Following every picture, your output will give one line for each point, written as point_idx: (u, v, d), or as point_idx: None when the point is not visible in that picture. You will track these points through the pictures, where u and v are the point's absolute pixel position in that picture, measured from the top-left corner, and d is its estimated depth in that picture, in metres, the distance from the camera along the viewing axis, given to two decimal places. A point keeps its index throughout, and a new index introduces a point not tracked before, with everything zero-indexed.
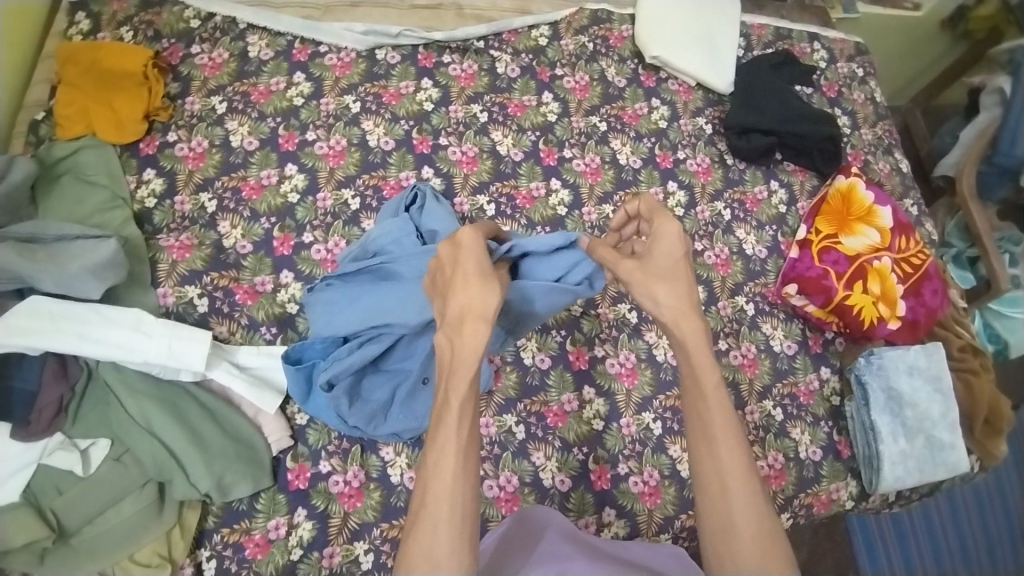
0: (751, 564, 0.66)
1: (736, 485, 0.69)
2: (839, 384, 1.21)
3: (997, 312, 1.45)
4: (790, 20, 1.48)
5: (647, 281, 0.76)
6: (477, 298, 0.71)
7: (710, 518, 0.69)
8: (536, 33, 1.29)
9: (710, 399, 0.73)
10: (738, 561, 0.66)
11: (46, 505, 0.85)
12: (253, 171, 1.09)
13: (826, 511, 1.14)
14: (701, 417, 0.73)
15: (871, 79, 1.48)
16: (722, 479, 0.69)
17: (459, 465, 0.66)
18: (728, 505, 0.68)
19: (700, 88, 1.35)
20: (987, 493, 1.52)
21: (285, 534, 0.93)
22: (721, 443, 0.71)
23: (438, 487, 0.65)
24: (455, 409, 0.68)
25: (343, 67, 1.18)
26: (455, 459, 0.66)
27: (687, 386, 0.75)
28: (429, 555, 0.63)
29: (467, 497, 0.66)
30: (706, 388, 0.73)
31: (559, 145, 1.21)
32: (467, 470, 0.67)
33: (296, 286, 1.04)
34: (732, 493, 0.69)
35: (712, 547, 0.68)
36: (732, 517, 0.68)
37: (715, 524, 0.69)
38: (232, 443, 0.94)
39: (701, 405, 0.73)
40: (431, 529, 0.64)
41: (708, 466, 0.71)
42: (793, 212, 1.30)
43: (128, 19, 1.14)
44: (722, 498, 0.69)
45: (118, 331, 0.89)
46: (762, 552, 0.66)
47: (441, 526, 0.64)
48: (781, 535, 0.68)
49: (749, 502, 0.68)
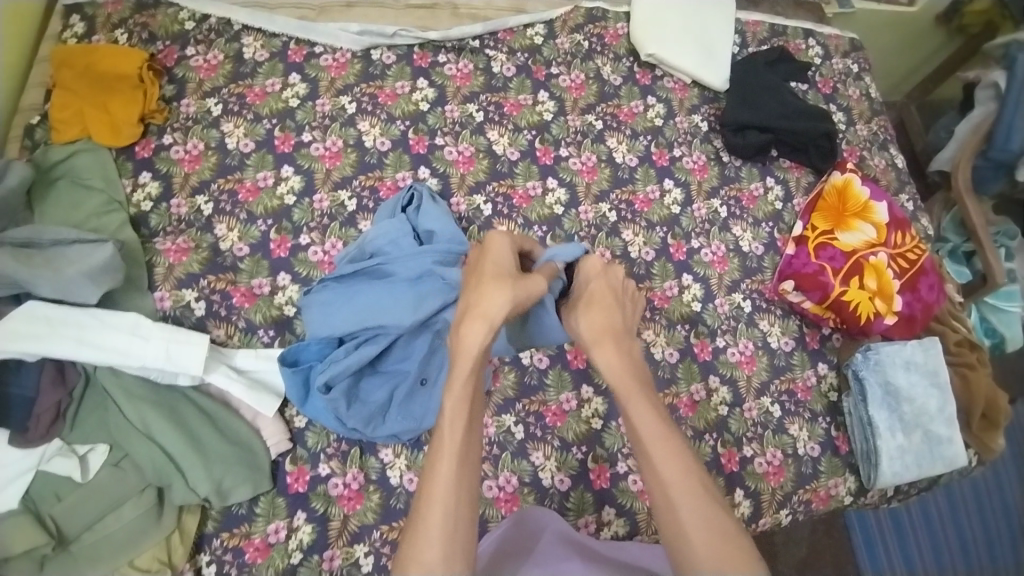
0: (705, 563, 0.66)
1: (679, 490, 0.71)
2: (837, 381, 1.21)
3: (993, 306, 1.46)
4: (786, 16, 1.48)
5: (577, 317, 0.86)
6: (486, 298, 0.76)
7: (662, 527, 0.71)
8: (531, 31, 1.29)
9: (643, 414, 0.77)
10: (695, 562, 0.67)
11: (45, 511, 0.86)
12: (249, 173, 1.08)
13: (825, 508, 1.15)
14: (638, 432, 0.77)
15: (867, 75, 1.48)
16: (665, 487, 0.72)
17: (454, 468, 0.68)
18: (673, 507, 0.70)
19: (696, 86, 1.35)
20: (985, 487, 1.53)
21: (285, 537, 0.93)
22: (656, 451, 0.74)
23: (433, 490, 0.66)
24: (451, 413, 0.71)
25: (339, 68, 1.18)
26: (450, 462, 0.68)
27: (623, 407, 0.79)
28: (420, 557, 0.62)
29: (463, 500, 0.66)
30: (641, 404, 0.78)
31: (555, 144, 1.21)
32: (463, 474, 0.68)
33: (293, 288, 1.04)
34: (677, 498, 0.71)
35: (670, 556, 0.69)
36: (679, 519, 0.70)
37: (668, 532, 0.70)
38: (231, 447, 0.94)
39: (634, 418, 0.77)
40: (425, 533, 0.63)
41: (652, 478, 0.73)
42: (789, 208, 1.30)
43: (122, 21, 1.14)
44: (666, 502, 0.71)
45: (115, 335, 0.89)
46: (713, 549, 0.67)
47: (435, 526, 0.64)
48: (736, 531, 0.69)
49: (694, 504, 0.70)
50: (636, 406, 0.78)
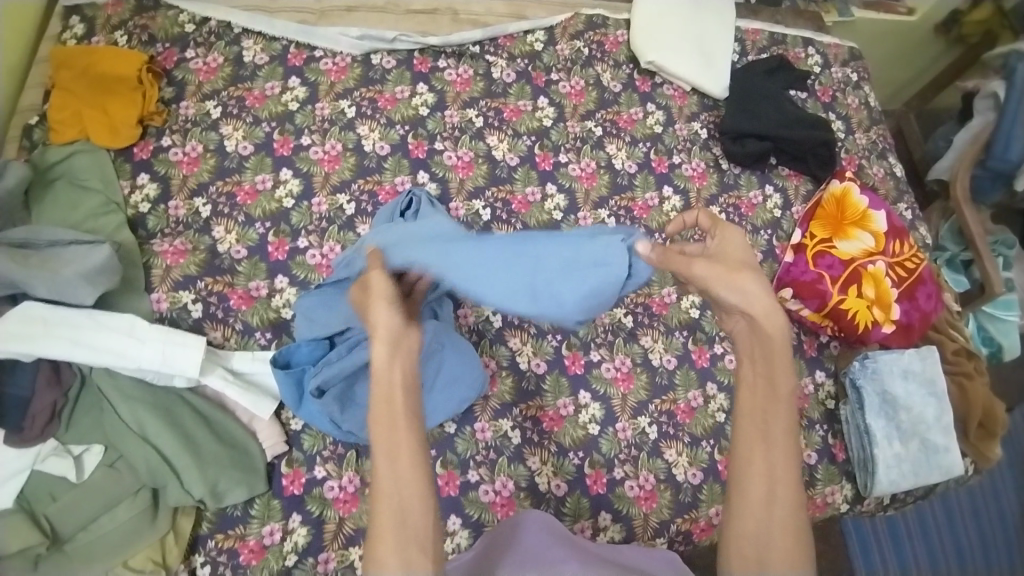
0: (778, 567, 0.67)
1: (782, 491, 0.70)
2: (834, 388, 1.21)
3: (990, 315, 1.46)
4: (785, 25, 1.48)
5: (732, 276, 0.74)
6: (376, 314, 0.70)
7: (747, 513, 0.70)
8: (531, 38, 1.29)
9: (773, 403, 0.73)
10: (766, 562, 0.68)
11: (40, 512, 0.85)
12: (247, 176, 1.08)
13: (821, 515, 1.15)
14: (761, 417, 0.73)
15: (865, 84, 1.48)
16: (771, 483, 0.70)
17: (390, 471, 0.64)
18: (769, 508, 0.69)
19: (695, 93, 1.35)
20: (982, 497, 1.53)
21: (279, 540, 0.93)
22: (776, 447, 0.71)
23: (380, 497, 0.63)
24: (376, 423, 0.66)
25: (339, 72, 1.18)
26: (385, 464, 0.64)
27: (756, 384, 0.75)
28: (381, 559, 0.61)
29: (413, 501, 0.64)
30: (774, 391, 0.74)
31: (554, 150, 1.21)
32: (404, 474, 0.64)
33: (290, 291, 1.04)
34: (779, 496, 0.70)
35: (741, 542, 0.70)
36: (771, 521, 0.69)
37: (751, 523, 0.70)
38: (227, 449, 0.93)
39: (764, 405, 0.74)
40: (379, 536, 0.62)
41: (760, 468, 0.71)
42: (788, 216, 1.30)
43: (122, 23, 1.14)
44: (765, 500, 0.70)
45: (111, 336, 0.89)
46: (790, 559, 0.68)
47: (385, 531, 0.62)
48: (811, 542, 0.69)
49: (793, 510, 0.69)
50: (768, 390, 0.74)
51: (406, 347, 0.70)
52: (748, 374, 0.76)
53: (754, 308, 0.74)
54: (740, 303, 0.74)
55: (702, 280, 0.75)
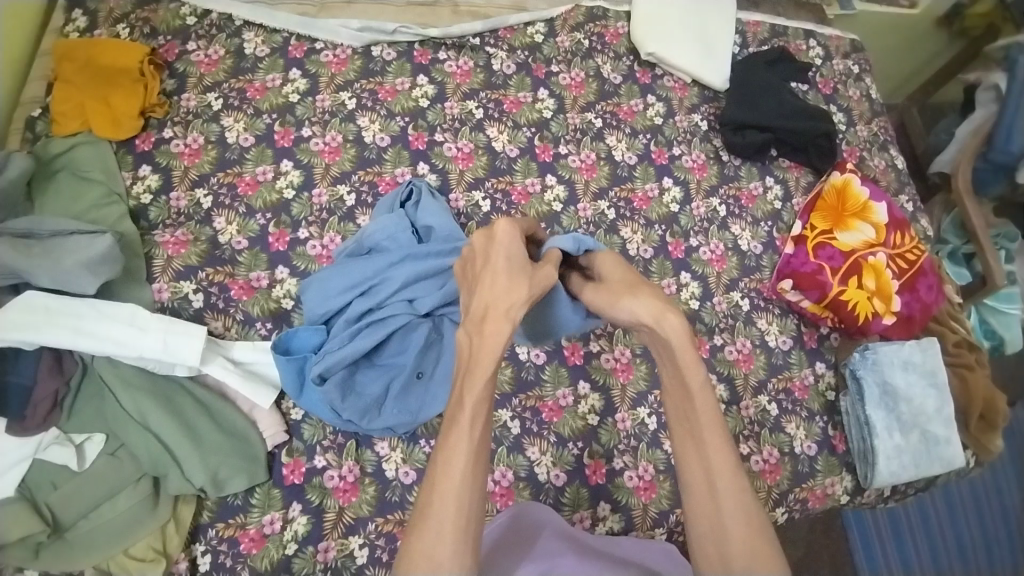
0: (741, 565, 0.65)
1: (723, 483, 0.69)
2: (834, 380, 1.21)
3: (993, 309, 1.46)
4: (786, 17, 1.48)
5: (617, 294, 0.79)
6: (497, 295, 0.75)
7: (697, 516, 0.69)
8: (532, 29, 1.29)
9: (690, 406, 0.73)
10: (730, 561, 0.65)
11: (41, 500, 0.86)
12: (248, 167, 1.09)
13: (821, 507, 1.14)
14: (687, 420, 0.73)
15: (867, 76, 1.48)
16: (710, 480, 0.69)
17: (469, 464, 0.65)
18: (716, 504, 0.68)
19: (696, 85, 1.35)
20: (984, 491, 1.52)
21: (280, 529, 0.94)
22: (707, 442, 0.71)
23: (445, 484, 0.64)
24: (471, 406, 0.68)
25: (339, 64, 1.18)
26: (466, 458, 0.65)
27: (673, 389, 0.76)
28: (431, 554, 0.60)
29: (475, 501, 0.64)
30: (690, 391, 0.74)
31: (554, 142, 1.22)
32: (476, 469, 0.66)
33: (291, 281, 1.05)
34: (718, 491, 0.68)
35: (703, 544, 0.68)
36: (721, 517, 0.67)
37: (706, 524, 0.68)
38: (227, 438, 0.94)
39: (687, 405, 0.73)
40: (437, 528, 0.62)
41: (696, 469, 0.70)
42: (789, 208, 1.30)
43: (124, 16, 1.14)
44: (709, 497, 0.68)
45: (113, 325, 0.90)
46: (753, 551, 0.65)
47: (448, 523, 0.62)
48: (771, 532, 0.67)
49: (737, 501, 0.68)
50: (686, 393, 0.74)
51: None
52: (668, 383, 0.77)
53: (642, 314, 0.77)
54: (631, 319, 0.78)
55: (596, 302, 0.81)
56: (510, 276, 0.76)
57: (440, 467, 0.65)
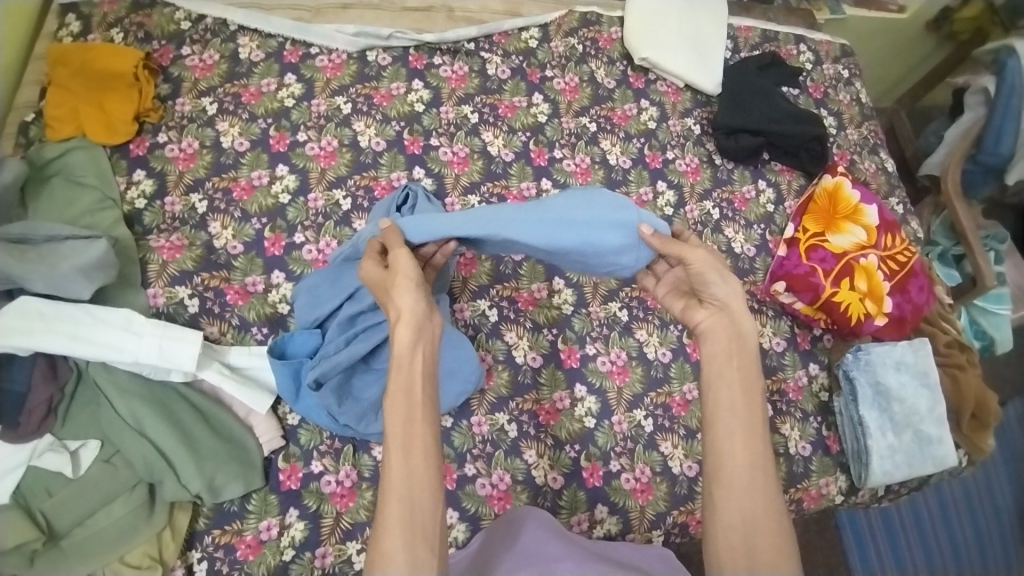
0: (766, 563, 0.67)
1: (758, 483, 0.70)
2: (828, 381, 1.22)
3: (983, 309, 1.48)
4: (777, 22, 1.50)
5: (720, 268, 0.77)
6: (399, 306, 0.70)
7: (731, 507, 0.69)
8: (526, 34, 1.30)
9: (742, 403, 0.73)
10: (755, 557, 0.67)
11: (36, 507, 0.85)
12: (244, 172, 1.09)
13: (816, 507, 1.16)
14: (736, 412, 0.73)
15: (857, 80, 1.50)
16: (751, 476, 0.70)
17: (405, 462, 0.65)
18: (751, 500, 0.69)
19: (689, 89, 1.36)
20: (976, 490, 1.54)
21: (276, 535, 0.93)
22: (753, 439, 0.72)
23: (393, 486, 0.64)
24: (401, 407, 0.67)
25: (335, 69, 1.18)
26: (397, 453, 0.65)
27: (727, 376, 0.75)
28: (381, 549, 0.61)
29: (425, 499, 0.64)
30: (745, 387, 0.74)
31: (549, 146, 1.22)
32: (414, 465, 0.65)
33: (287, 286, 1.04)
34: (757, 489, 0.70)
35: (727, 535, 0.69)
36: (753, 514, 0.69)
37: (735, 516, 0.69)
38: (223, 443, 0.94)
39: (744, 396, 0.74)
40: (386, 526, 0.62)
41: (739, 462, 0.71)
42: (781, 211, 1.31)
43: (118, 21, 1.14)
44: (747, 493, 0.70)
45: (108, 331, 0.89)
46: (774, 550, 0.67)
47: (395, 522, 0.62)
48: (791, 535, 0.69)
49: (769, 502, 0.69)
50: (742, 388, 0.74)
51: (427, 335, 0.71)
52: (719, 370, 0.76)
53: (733, 301, 0.77)
54: (726, 297, 0.77)
55: (694, 270, 0.77)
56: (392, 285, 0.72)
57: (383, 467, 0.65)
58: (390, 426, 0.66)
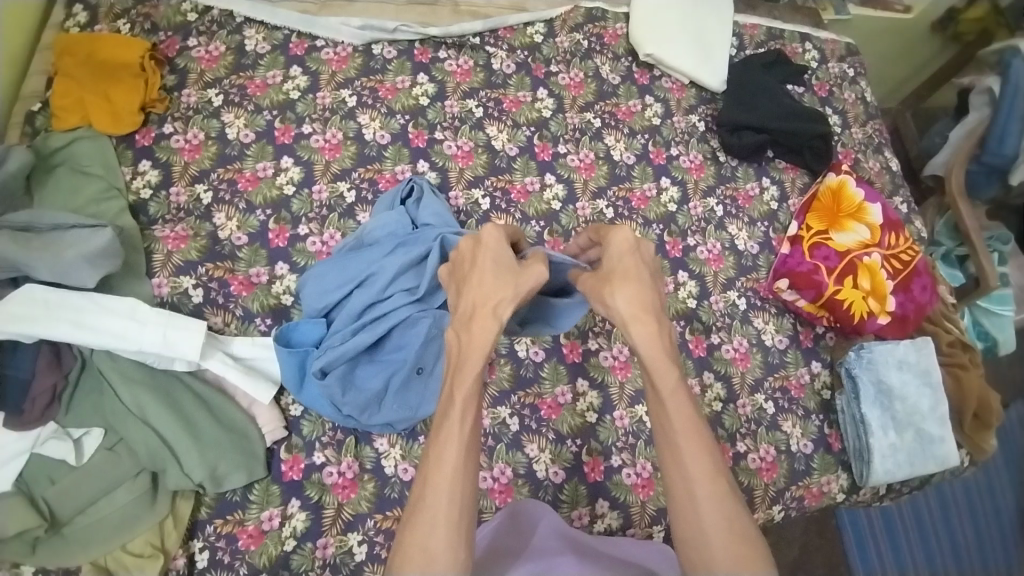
0: (725, 567, 0.65)
1: (705, 490, 0.69)
2: (830, 379, 1.22)
3: (986, 310, 1.48)
4: (783, 20, 1.50)
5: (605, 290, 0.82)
6: (488, 296, 0.78)
7: (680, 521, 0.69)
8: (531, 29, 1.30)
9: (674, 416, 0.73)
10: (712, 564, 0.66)
11: (38, 494, 0.86)
12: (249, 164, 1.09)
13: (817, 504, 1.15)
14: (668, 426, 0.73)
15: (862, 79, 1.50)
16: (690, 485, 0.70)
17: (459, 457, 0.68)
18: (696, 509, 0.69)
19: (693, 86, 1.36)
20: (977, 491, 1.54)
21: (278, 525, 0.93)
22: (685, 448, 0.71)
23: (438, 480, 0.67)
24: (460, 402, 0.71)
25: (340, 62, 1.18)
26: (457, 451, 0.69)
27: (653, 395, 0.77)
28: (425, 547, 0.64)
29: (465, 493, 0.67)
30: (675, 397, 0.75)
31: (553, 141, 1.22)
32: (468, 465, 0.69)
33: (291, 277, 1.05)
34: (700, 496, 0.69)
35: (685, 548, 0.68)
36: (701, 521, 0.68)
37: (687, 529, 0.69)
38: (227, 434, 0.94)
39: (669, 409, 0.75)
40: (430, 519, 0.65)
41: (677, 472, 0.71)
42: (785, 208, 1.31)
43: (125, 12, 1.14)
44: (690, 502, 0.69)
45: (113, 319, 0.89)
46: (733, 554, 0.66)
47: (438, 516, 0.65)
48: (753, 536, 0.67)
49: (717, 506, 0.68)
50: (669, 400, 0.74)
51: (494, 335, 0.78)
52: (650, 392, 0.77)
53: (626, 314, 0.79)
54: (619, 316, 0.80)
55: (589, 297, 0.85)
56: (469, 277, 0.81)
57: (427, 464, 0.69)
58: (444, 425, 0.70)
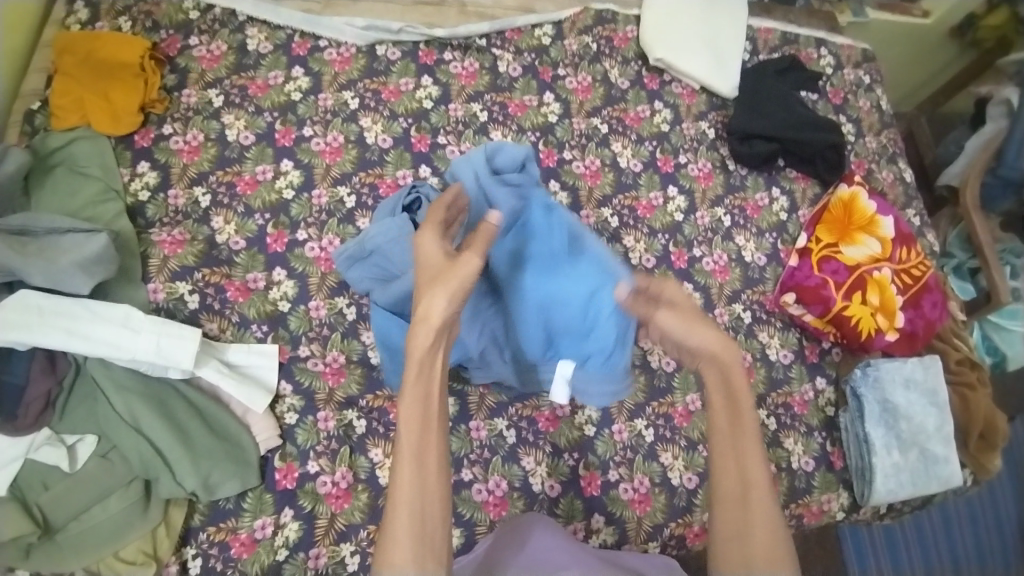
0: (762, 566, 0.67)
1: (755, 493, 0.70)
2: (835, 396, 1.19)
3: (996, 325, 1.44)
4: (798, 24, 1.46)
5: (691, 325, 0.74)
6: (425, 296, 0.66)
7: (724, 520, 0.71)
8: (539, 31, 1.27)
9: (738, 416, 0.73)
10: (751, 563, 0.67)
11: (32, 500, 0.85)
12: (248, 166, 1.08)
13: (817, 523, 1.14)
14: (730, 425, 0.73)
15: (878, 87, 1.46)
16: (743, 489, 0.70)
17: (417, 475, 0.63)
18: (745, 509, 0.70)
19: (704, 92, 1.33)
20: (982, 508, 1.52)
21: (271, 534, 0.93)
22: (741, 451, 0.72)
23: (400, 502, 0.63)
24: (408, 414, 0.65)
25: (343, 63, 1.16)
26: (413, 467, 0.63)
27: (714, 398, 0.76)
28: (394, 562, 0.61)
29: (433, 503, 0.64)
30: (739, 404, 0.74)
31: (559, 147, 1.20)
32: (429, 475, 0.64)
33: (288, 283, 1.03)
34: (750, 501, 0.70)
35: (725, 546, 0.70)
36: (749, 522, 0.69)
37: (732, 528, 0.70)
38: (219, 442, 0.93)
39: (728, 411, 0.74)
40: (395, 544, 0.61)
41: (727, 471, 0.72)
42: (794, 219, 1.28)
43: (127, 9, 1.13)
44: (739, 501, 0.70)
45: (107, 327, 0.88)
46: (773, 555, 0.67)
47: (402, 535, 0.61)
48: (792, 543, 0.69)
49: (765, 508, 0.69)
50: (731, 412, 0.73)
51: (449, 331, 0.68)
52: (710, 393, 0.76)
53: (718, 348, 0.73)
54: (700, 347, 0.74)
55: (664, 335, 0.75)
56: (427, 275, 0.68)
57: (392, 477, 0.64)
58: (402, 440, 0.64)
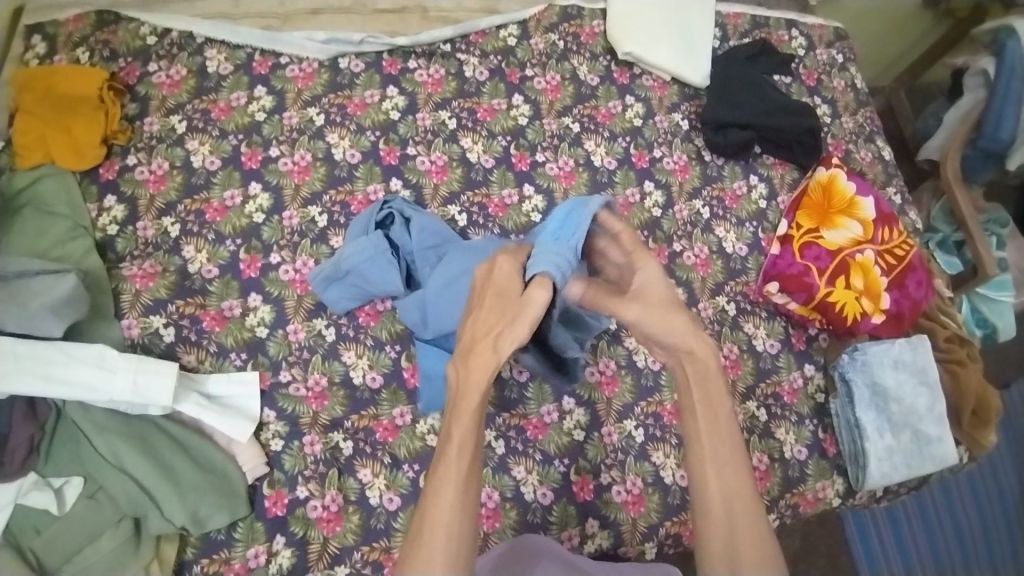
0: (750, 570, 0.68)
1: (739, 504, 0.71)
2: (824, 382, 1.19)
3: (985, 297, 1.44)
4: (768, 7, 1.44)
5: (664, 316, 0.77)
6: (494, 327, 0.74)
7: (711, 535, 0.71)
8: (504, 32, 1.25)
9: (714, 426, 0.75)
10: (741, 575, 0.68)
11: (25, 546, 0.85)
12: (216, 192, 1.06)
13: (813, 511, 1.14)
14: (708, 434, 0.75)
15: (852, 65, 1.44)
16: (726, 501, 0.71)
17: (459, 494, 0.69)
18: (731, 521, 0.70)
19: (676, 82, 1.31)
20: (982, 481, 1.52)
21: (264, 562, 0.92)
22: (720, 459, 0.73)
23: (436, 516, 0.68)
24: (458, 437, 0.71)
25: (306, 79, 1.14)
26: (456, 484, 0.69)
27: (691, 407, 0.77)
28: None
29: (461, 522, 0.68)
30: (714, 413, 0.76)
31: (531, 150, 1.18)
32: (466, 495, 0.69)
33: (264, 308, 1.02)
34: (735, 509, 0.71)
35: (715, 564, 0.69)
36: (735, 532, 0.70)
37: (719, 544, 0.70)
38: (206, 475, 0.92)
39: (703, 421, 0.76)
40: (428, 555, 0.65)
41: (711, 483, 0.73)
42: (774, 206, 1.27)
43: (83, 39, 1.11)
44: (724, 515, 0.71)
45: (82, 369, 0.87)
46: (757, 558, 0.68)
47: (437, 549, 0.66)
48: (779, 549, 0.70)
49: (750, 517, 0.70)
50: (710, 414, 0.76)
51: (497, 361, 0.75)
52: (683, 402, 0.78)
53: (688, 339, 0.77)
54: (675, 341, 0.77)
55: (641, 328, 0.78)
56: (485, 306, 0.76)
57: (433, 491, 0.69)
58: (448, 461, 0.70)
